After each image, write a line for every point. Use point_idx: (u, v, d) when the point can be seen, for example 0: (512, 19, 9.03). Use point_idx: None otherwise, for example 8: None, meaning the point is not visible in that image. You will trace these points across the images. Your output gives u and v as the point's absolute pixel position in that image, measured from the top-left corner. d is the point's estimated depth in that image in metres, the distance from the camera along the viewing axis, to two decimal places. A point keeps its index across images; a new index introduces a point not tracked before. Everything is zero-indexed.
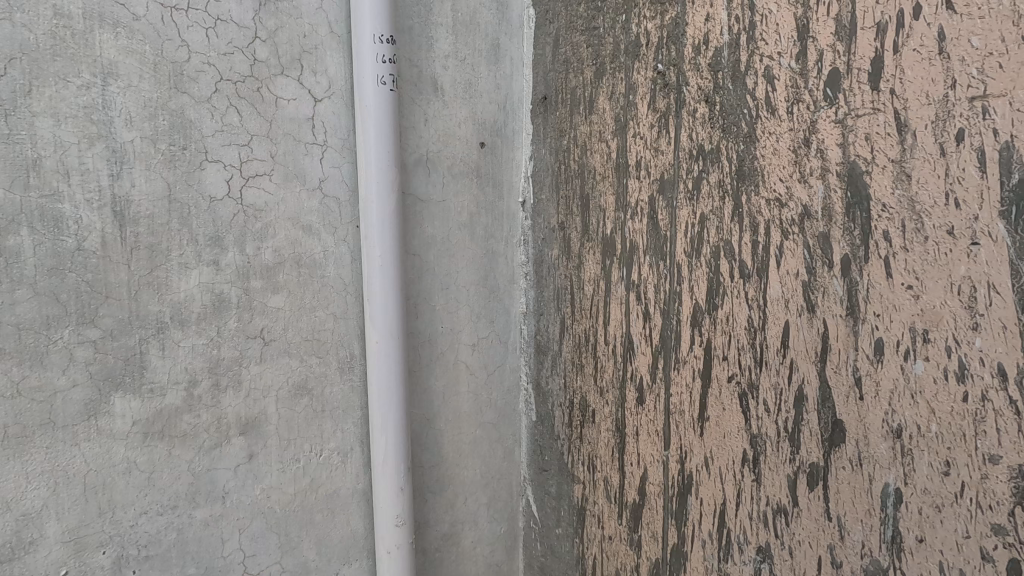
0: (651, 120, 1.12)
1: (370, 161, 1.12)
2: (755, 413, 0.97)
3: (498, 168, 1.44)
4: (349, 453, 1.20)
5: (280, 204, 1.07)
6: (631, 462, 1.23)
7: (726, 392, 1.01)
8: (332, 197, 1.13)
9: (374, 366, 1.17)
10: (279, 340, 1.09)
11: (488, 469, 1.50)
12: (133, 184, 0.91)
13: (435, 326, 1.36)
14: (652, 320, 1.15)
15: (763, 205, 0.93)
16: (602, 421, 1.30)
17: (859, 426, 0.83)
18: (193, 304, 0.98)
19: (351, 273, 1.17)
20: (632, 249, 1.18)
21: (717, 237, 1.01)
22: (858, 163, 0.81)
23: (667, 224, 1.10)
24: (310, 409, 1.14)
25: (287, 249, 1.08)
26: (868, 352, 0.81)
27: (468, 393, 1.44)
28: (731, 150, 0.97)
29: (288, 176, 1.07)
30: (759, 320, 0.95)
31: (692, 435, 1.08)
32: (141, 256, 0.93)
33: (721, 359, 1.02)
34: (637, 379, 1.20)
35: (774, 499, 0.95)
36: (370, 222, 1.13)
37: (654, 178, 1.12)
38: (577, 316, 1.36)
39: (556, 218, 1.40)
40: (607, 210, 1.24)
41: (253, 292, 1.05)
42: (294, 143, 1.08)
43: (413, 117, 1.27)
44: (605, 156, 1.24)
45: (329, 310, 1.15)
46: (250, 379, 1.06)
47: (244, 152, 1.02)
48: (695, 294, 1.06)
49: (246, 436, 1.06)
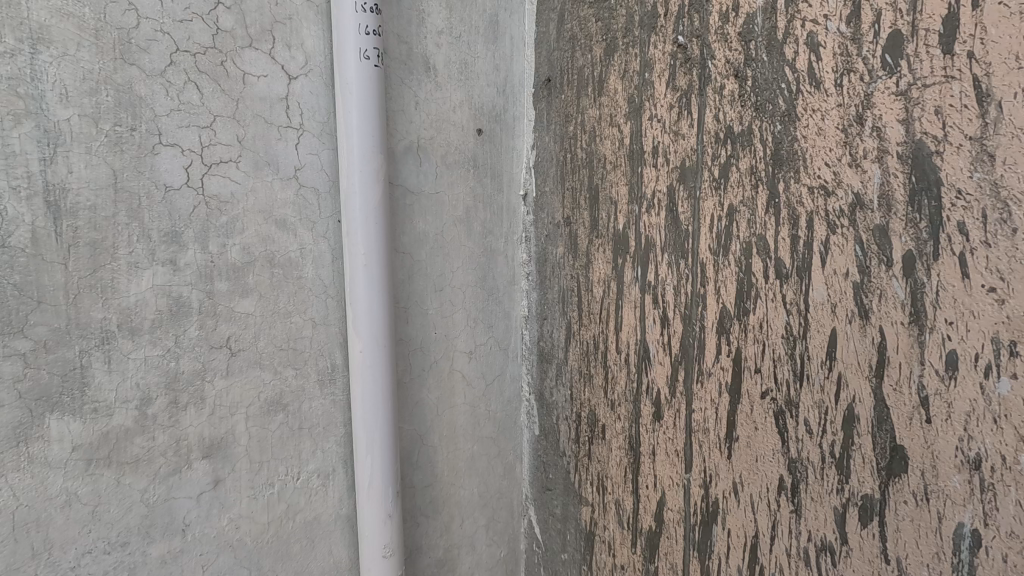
0: (670, 100, 0.99)
1: (352, 147, 0.99)
2: (794, 434, 0.84)
3: (497, 158, 1.31)
4: (331, 475, 1.07)
5: (249, 195, 0.94)
6: (646, 485, 1.10)
7: (759, 409, 0.89)
8: (310, 188, 1.00)
9: (359, 377, 1.04)
10: (249, 350, 0.96)
11: (486, 488, 1.38)
12: (70, 170, 0.78)
13: (428, 332, 1.23)
14: (671, 326, 1.02)
15: (805, 194, 0.80)
16: (613, 437, 1.18)
17: (925, 454, 0.70)
18: (146, 310, 0.85)
19: (332, 274, 1.04)
20: (648, 247, 1.06)
21: (748, 233, 0.88)
22: (925, 142, 0.68)
23: (689, 217, 0.97)
24: (286, 427, 1.02)
25: (257, 247, 0.95)
26: (938, 367, 0.68)
27: (465, 405, 1.31)
28: (765, 132, 0.85)
29: (258, 164, 0.94)
30: (799, 327, 0.82)
31: (718, 457, 0.96)
32: (80, 254, 0.80)
33: (753, 372, 0.89)
34: (653, 392, 1.07)
35: (817, 535, 0.82)
36: (353, 216, 1.00)
37: (674, 165, 0.99)
38: (585, 320, 1.23)
39: (562, 213, 1.27)
40: (620, 202, 1.11)
41: (218, 295, 0.92)
42: (265, 126, 0.95)
43: (402, 99, 1.13)
44: (617, 142, 1.11)
45: (307, 315, 1.02)
46: (214, 394, 0.93)
47: (207, 136, 0.89)
48: (721, 297, 0.93)
49: (211, 459, 0.93)
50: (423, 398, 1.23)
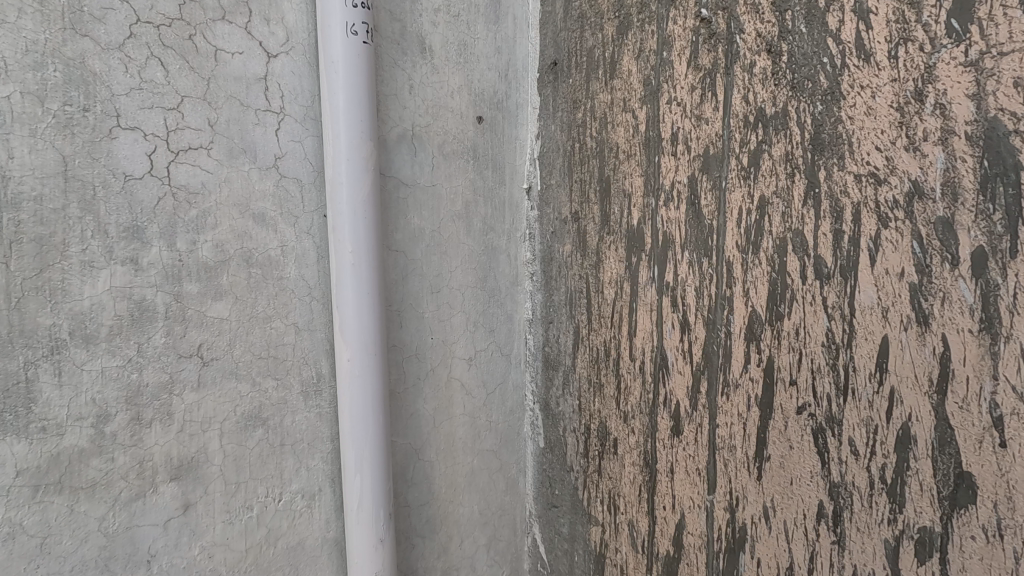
0: (692, 81, 0.89)
1: (338, 132, 0.89)
2: (837, 456, 0.74)
3: (498, 148, 1.21)
4: (316, 496, 0.98)
5: (223, 186, 0.84)
6: (663, 506, 1.00)
7: (795, 427, 0.79)
8: (291, 178, 0.90)
9: (346, 389, 0.94)
10: (223, 359, 0.86)
11: (487, 504, 1.28)
12: (12, 155, 0.69)
13: (425, 338, 1.13)
14: (692, 332, 0.93)
15: (851, 183, 0.71)
16: (626, 453, 1.08)
17: (998, 484, 0.60)
18: (103, 315, 0.75)
19: (317, 274, 0.94)
20: (666, 244, 0.96)
21: (782, 228, 0.79)
22: (1001, 120, 0.58)
23: (713, 211, 0.88)
24: (266, 443, 0.92)
25: (232, 244, 0.86)
26: (1015, 383, 0.58)
27: (464, 415, 1.22)
28: (804, 113, 0.75)
29: (233, 151, 0.85)
30: (843, 335, 0.73)
31: (746, 478, 0.86)
32: (25, 252, 0.70)
33: (787, 384, 0.79)
34: (671, 404, 0.97)
35: (864, 570, 0.72)
36: (340, 209, 0.90)
37: (696, 154, 0.89)
38: (594, 325, 1.14)
39: (569, 207, 1.18)
40: (634, 196, 1.02)
41: (187, 298, 0.82)
42: (240, 109, 0.85)
43: (395, 82, 1.03)
44: (631, 130, 1.01)
45: (289, 320, 0.92)
46: (183, 409, 0.83)
47: (174, 119, 0.79)
48: (750, 300, 0.83)
49: (180, 482, 0.83)
50: (419, 410, 1.13)
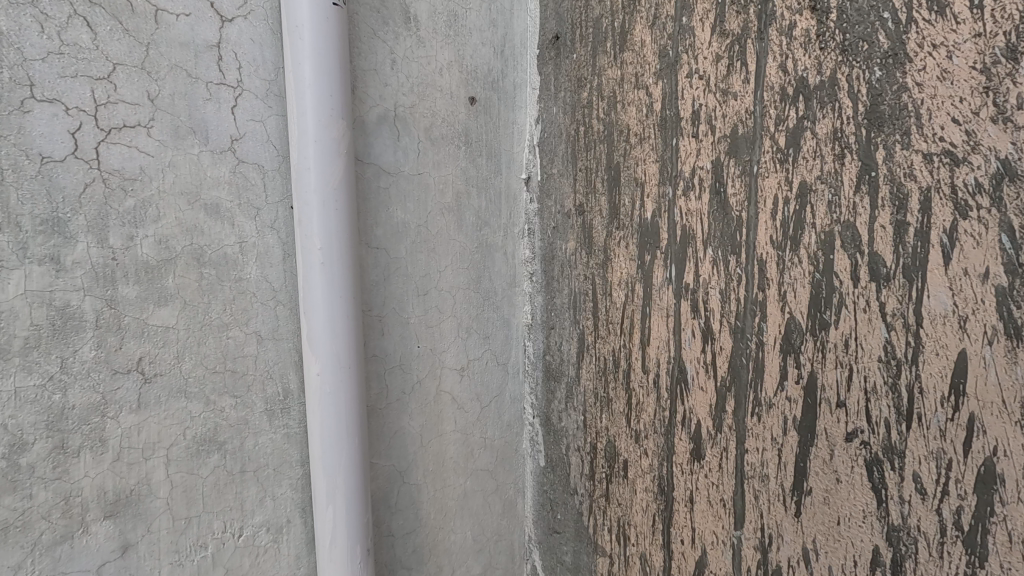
0: (717, 49, 0.76)
1: (304, 109, 0.76)
2: (897, 494, 0.61)
3: (493, 133, 1.09)
4: (284, 529, 0.85)
5: (167, 172, 0.71)
6: (681, 540, 0.88)
7: (842, 457, 0.66)
8: (251, 164, 0.78)
9: (317, 407, 0.82)
10: (170, 375, 0.74)
11: (482, 529, 1.16)
12: None
13: (409, 346, 1.00)
14: (716, 342, 0.80)
15: (918, 164, 0.57)
16: (637, 477, 0.96)
17: None
18: (16, 325, 0.63)
19: (282, 275, 0.82)
20: (685, 240, 0.83)
21: (828, 219, 0.66)
22: None
23: (742, 201, 0.75)
24: (223, 471, 0.79)
25: (179, 240, 0.73)
26: None
27: (455, 432, 1.09)
28: (857, 80, 0.62)
29: (179, 130, 0.72)
30: (906, 348, 0.59)
31: (781, 514, 0.73)
32: None
33: (833, 406, 0.66)
34: (691, 424, 0.85)
35: None
36: (307, 200, 0.78)
37: (722, 134, 0.77)
38: (602, 332, 1.01)
39: (573, 199, 1.05)
40: (647, 184, 0.89)
41: (124, 304, 0.70)
42: (188, 81, 0.72)
43: (374, 55, 0.91)
44: (644, 109, 0.89)
45: (250, 329, 0.80)
46: (120, 435, 0.70)
47: (104, 91, 0.67)
48: (788, 305, 0.70)
49: (117, 520, 0.71)
50: (405, 427, 1.01)
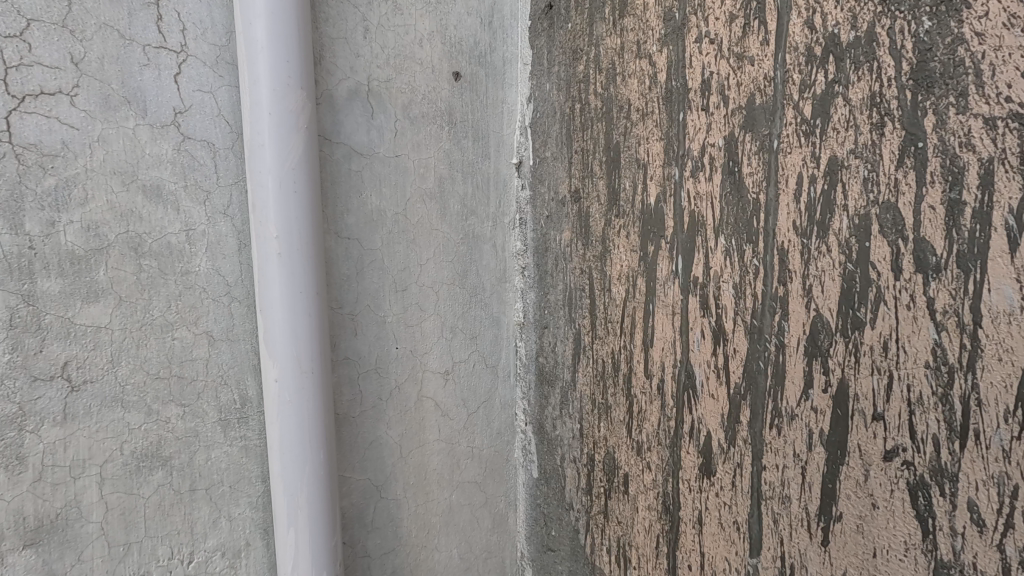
0: (730, 6, 0.67)
1: (256, 78, 0.67)
2: (948, 525, 0.50)
3: (480, 112, 0.99)
4: (241, 554, 0.76)
5: (96, 147, 0.62)
6: (688, 565, 0.78)
7: (880, 479, 0.55)
8: (197, 140, 0.68)
9: (276, 417, 0.72)
10: (103, 382, 0.64)
11: (470, 547, 1.06)
12: None
13: (386, 347, 0.91)
14: (729, 344, 0.70)
15: (978, 131, 0.47)
16: (639, 492, 0.86)
17: None
18: None
19: (235, 267, 0.72)
20: (693, 228, 0.74)
21: (863, 201, 0.55)
22: None
23: (759, 182, 0.65)
24: (169, 490, 0.70)
25: (111, 226, 0.64)
26: None
27: (439, 440, 1.00)
28: (900, 34, 0.51)
29: (110, 99, 0.63)
30: (960, 352, 0.49)
31: (804, 542, 0.63)
32: None
33: (868, 419, 0.56)
34: (699, 436, 0.75)
35: None
36: (262, 181, 0.68)
37: (736, 106, 0.67)
38: (600, 331, 0.91)
39: (568, 185, 0.96)
40: (651, 166, 0.79)
41: (44, 300, 0.60)
42: (121, 43, 0.63)
43: (343, 23, 0.81)
44: (647, 81, 0.79)
45: (200, 329, 0.70)
46: (42, 452, 0.61)
47: (15, 51, 0.57)
48: (813, 302, 0.60)
49: (40, 549, 0.62)
50: (382, 436, 0.91)
